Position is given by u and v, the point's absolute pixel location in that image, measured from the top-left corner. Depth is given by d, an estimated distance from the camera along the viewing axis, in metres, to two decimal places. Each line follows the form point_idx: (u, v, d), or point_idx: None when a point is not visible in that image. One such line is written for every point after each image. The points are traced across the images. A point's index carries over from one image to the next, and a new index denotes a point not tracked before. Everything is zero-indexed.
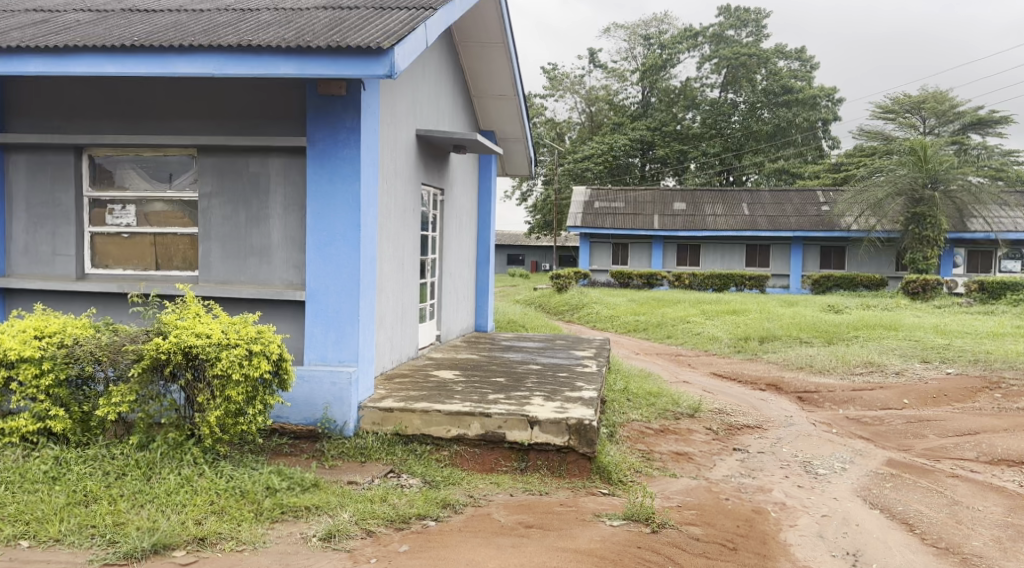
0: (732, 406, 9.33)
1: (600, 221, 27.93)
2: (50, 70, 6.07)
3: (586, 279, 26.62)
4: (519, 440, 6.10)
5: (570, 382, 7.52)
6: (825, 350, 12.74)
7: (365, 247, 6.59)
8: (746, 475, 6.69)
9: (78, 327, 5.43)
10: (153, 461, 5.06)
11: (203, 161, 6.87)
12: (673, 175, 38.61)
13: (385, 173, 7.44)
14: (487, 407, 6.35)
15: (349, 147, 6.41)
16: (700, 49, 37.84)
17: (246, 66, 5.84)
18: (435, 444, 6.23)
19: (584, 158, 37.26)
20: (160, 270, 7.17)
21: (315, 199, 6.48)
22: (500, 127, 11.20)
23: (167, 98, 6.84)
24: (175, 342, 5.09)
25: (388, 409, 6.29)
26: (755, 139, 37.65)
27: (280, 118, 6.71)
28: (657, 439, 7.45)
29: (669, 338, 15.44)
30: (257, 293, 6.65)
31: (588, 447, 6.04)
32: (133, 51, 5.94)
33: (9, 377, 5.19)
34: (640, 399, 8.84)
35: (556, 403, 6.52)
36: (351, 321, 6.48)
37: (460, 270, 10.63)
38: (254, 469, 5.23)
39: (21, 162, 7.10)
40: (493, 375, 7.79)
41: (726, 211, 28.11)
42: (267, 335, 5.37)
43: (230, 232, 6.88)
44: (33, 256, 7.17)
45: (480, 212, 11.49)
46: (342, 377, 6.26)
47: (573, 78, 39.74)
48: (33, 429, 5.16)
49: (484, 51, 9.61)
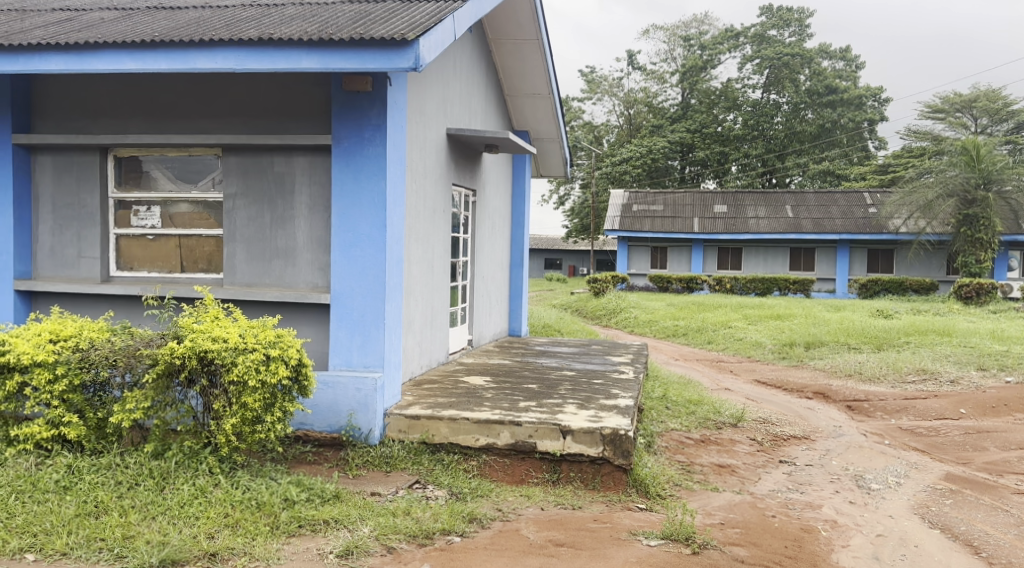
0: (777, 415, 8.91)
1: (639, 224, 27.48)
2: (70, 67, 5.93)
3: (624, 283, 26.18)
4: (552, 450, 5.81)
5: (606, 389, 7.19)
6: (874, 357, 12.22)
7: (391, 249, 6.34)
8: (794, 489, 6.29)
9: (94, 331, 5.27)
10: (168, 470, 4.85)
11: (228, 160, 6.70)
12: (714, 178, 37.94)
13: (413, 172, 7.20)
14: (518, 415, 6.06)
15: (375, 144, 6.17)
16: (741, 50, 37.21)
17: (267, 61, 5.63)
18: (463, 453, 5.96)
19: (623, 161, 36.81)
20: (185, 272, 7.01)
21: (340, 199, 6.24)
22: (534, 127, 10.93)
23: (191, 96, 6.68)
24: (190, 346, 4.89)
25: (414, 416, 6.05)
26: (798, 140, 36.87)
27: (305, 115, 6.50)
28: (697, 450, 7.09)
29: (710, 344, 14.99)
30: (282, 296, 6.44)
31: (624, 458, 5.71)
32: (153, 47, 5.77)
33: (23, 382, 5.02)
34: (680, 407, 8.48)
35: (590, 411, 6.20)
36: (377, 325, 6.24)
37: (493, 273, 10.36)
38: (273, 480, 5.00)
39: (48, 163, 6.99)
40: (526, 381, 7.50)
41: (769, 213, 27.48)
42: (286, 339, 5.15)
43: (255, 232, 6.68)
44: (59, 258, 7.05)
45: (515, 214, 11.22)
46: (367, 383, 6.01)
47: (611, 80, 39.35)
48: (48, 436, 5.00)
49: (518, 48, 9.35)
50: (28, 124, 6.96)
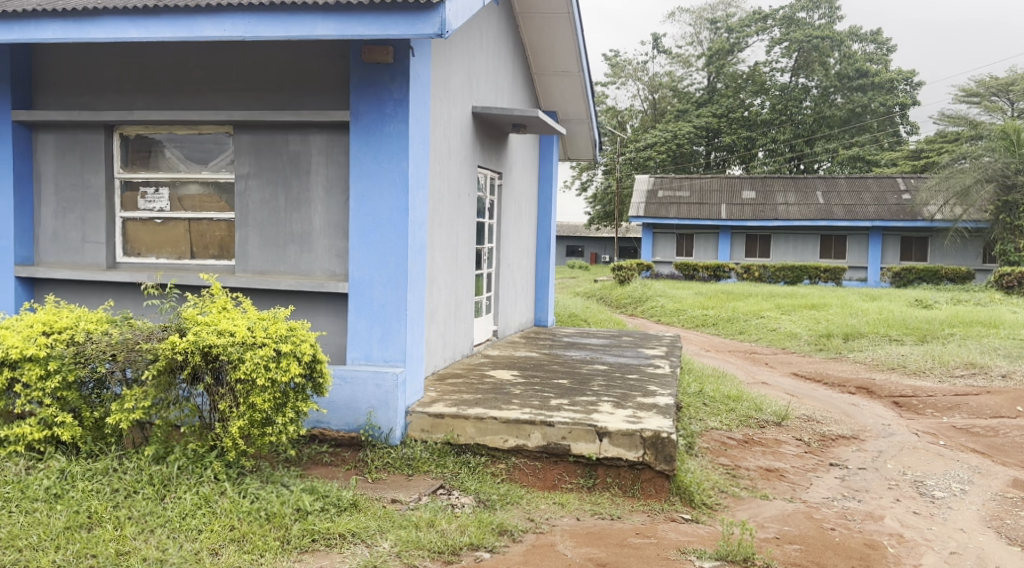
0: (821, 413, 8.36)
1: (664, 210, 26.86)
2: (68, 35, 5.49)
3: (649, 271, 25.61)
4: (587, 454, 5.33)
5: (642, 385, 6.68)
6: (919, 349, 11.63)
7: (414, 234, 5.87)
8: (850, 497, 5.76)
9: (92, 322, 4.85)
10: (169, 477, 4.42)
11: (240, 139, 6.25)
12: (740, 163, 36.92)
13: (437, 153, 6.72)
14: (550, 414, 5.59)
15: (396, 121, 5.69)
16: (770, 32, 36.33)
17: (280, 28, 5.16)
18: (491, 456, 5.51)
19: (647, 146, 36.12)
20: (194, 259, 6.59)
21: (358, 180, 5.77)
22: (563, 106, 10.42)
23: (200, 69, 6.23)
24: (193, 341, 4.45)
25: (438, 415, 5.60)
26: (827, 125, 35.99)
27: (321, 89, 6.03)
28: (741, 452, 6.57)
29: (742, 335, 14.44)
30: (297, 285, 5.99)
31: (666, 464, 5.21)
32: (156, 13, 5.31)
33: (14, 378, 4.60)
34: (719, 403, 7.97)
35: (628, 411, 5.71)
36: (399, 316, 5.79)
37: (519, 260, 9.89)
38: (285, 487, 4.56)
39: (50, 141, 6.58)
40: (555, 376, 7.02)
41: (800, 199, 26.74)
42: (299, 333, 4.71)
43: (268, 217, 6.24)
44: (62, 243, 6.65)
45: (541, 198, 10.74)
46: (388, 379, 5.58)
47: (635, 64, 38.64)
48: (40, 438, 4.58)
49: (547, 23, 8.84)
50: (29, 100, 6.54)
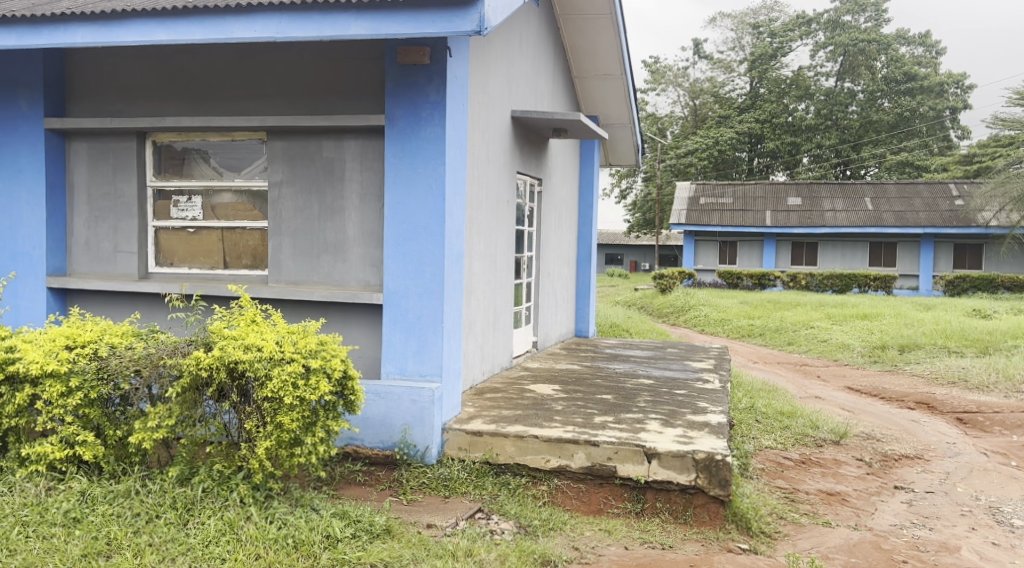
0: (880, 430, 7.91)
1: (706, 218, 26.33)
2: (97, 39, 5.32)
3: (691, 279, 25.09)
4: (635, 476, 4.99)
5: (691, 402, 6.31)
6: (981, 362, 11.06)
7: (451, 243, 5.59)
8: (920, 525, 5.33)
9: (117, 336, 4.65)
10: (194, 500, 4.19)
11: (273, 145, 6.03)
12: (784, 170, 36.17)
13: (475, 159, 6.45)
14: (594, 433, 5.26)
15: (433, 125, 5.43)
16: (814, 36, 35.60)
17: (311, 28, 4.94)
18: (532, 477, 5.21)
19: (688, 153, 35.60)
20: (227, 269, 6.40)
21: (393, 187, 5.52)
22: (605, 111, 10.11)
23: (233, 73, 6.05)
24: (218, 357, 4.22)
25: (476, 432, 5.32)
26: (874, 130, 35.16)
27: (356, 93, 5.81)
28: (799, 474, 6.17)
29: (791, 345, 13.94)
30: (330, 296, 5.76)
31: (721, 489, 4.84)
32: (186, 14, 5.13)
33: (35, 394, 4.42)
34: (772, 420, 7.57)
35: (678, 430, 5.36)
36: (435, 329, 5.51)
37: (559, 269, 9.58)
38: (315, 511, 4.30)
39: (83, 150, 6.45)
40: (599, 391, 6.69)
41: (848, 206, 25.99)
42: (330, 347, 4.47)
43: (302, 225, 6.01)
44: (94, 253, 6.50)
45: (582, 206, 10.43)
46: (424, 395, 5.31)
47: (676, 70, 38.16)
48: (62, 457, 4.38)
49: (589, 24, 8.56)
50: (61, 107, 6.40)
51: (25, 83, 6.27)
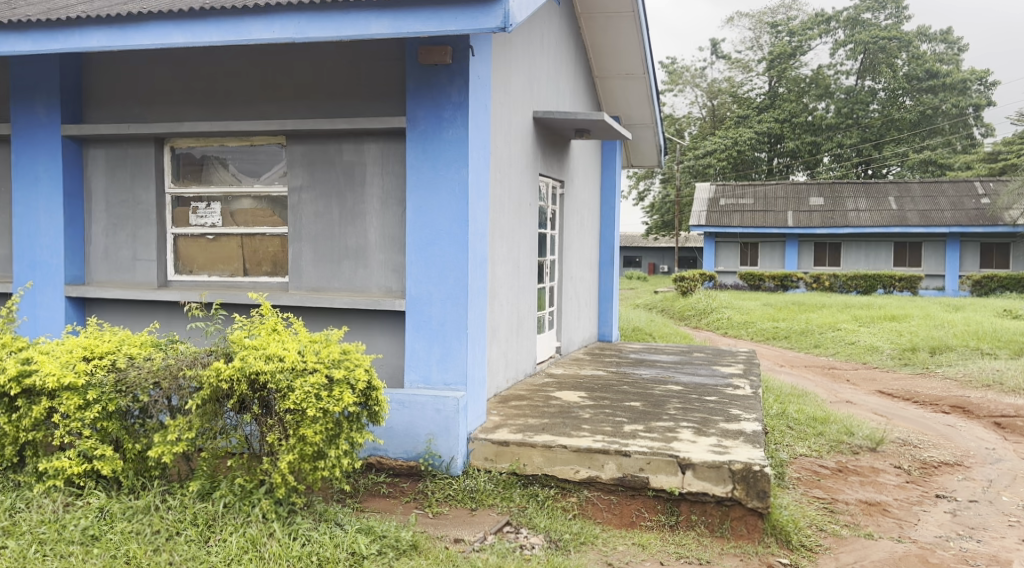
0: (916, 436, 7.68)
1: (727, 219, 26.07)
2: (112, 43, 5.22)
3: (712, 282, 24.83)
4: (668, 488, 4.81)
5: (723, 409, 6.12)
6: (1016, 364, 10.78)
7: (475, 247, 5.45)
8: (967, 537, 5.12)
9: (135, 346, 4.53)
10: (215, 516, 4.06)
11: (293, 150, 5.91)
12: (804, 170, 35.77)
13: (497, 161, 6.30)
14: (625, 443, 5.09)
15: (455, 127, 5.28)
16: (833, 35, 35.28)
17: (331, 28, 4.81)
18: (561, 488, 5.04)
19: (707, 154, 35.29)
20: (247, 276, 6.29)
21: (415, 190, 5.38)
22: (627, 111, 9.94)
23: (251, 77, 5.93)
24: (239, 367, 4.08)
25: (503, 442, 5.16)
26: (896, 128, 34.73)
27: (377, 95, 5.68)
28: (837, 484, 5.97)
29: (817, 348, 13.70)
30: (351, 303, 5.62)
31: (759, 501, 4.66)
32: (203, 16, 5.02)
33: (52, 407, 4.30)
34: (805, 427, 7.36)
35: (712, 439, 5.17)
36: (459, 336, 5.36)
37: (582, 273, 9.42)
38: (339, 527, 4.16)
39: (100, 156, 6.36)
40: (628, 398, 6.51)
41: (871, 205, 25.63)
42: (353, 356, 4.34)
43: (322, 231, 5.88)
44: (113, 261, 6.41)
45: (604, 207, 10.26)
46: (448, 404, 5.16)
47: (693, 70, 37.90)
48: (80, 472, 4.26)
49: (610, 23, 8.39)
50: (78, 114, 6.32)
51: (42, 89, 6.18)
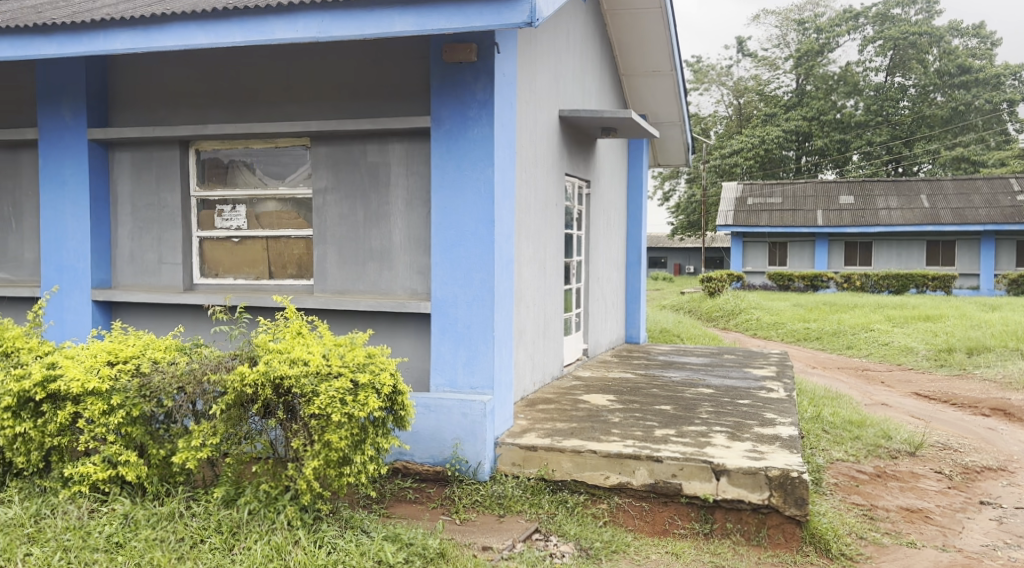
0: (957, 440, 7.46)
1: (755, 219, 25.77)
2: (136, 45, 5.19)
3: (740, 282, 24.54)
4: (702, 495, 4.68)
5: (757, 413, 5.96)
6: None
7: (501, 248, 5.34)
8: (1015, 546, 4.92)
9: (160, 350, 4.49)
10: (239, 523, 4.00)
11: (317, 151, 5.85)
12: (833, 168, 35.28)
13: (523, 161, 6.20)
14: (657, 448, 4.96)
15: (480, 125, 5.19)
16: (862, 31, 34.82)
17: (355, 26, 4.74)
18: (591, 494, 4.92)
19: (734, 152, 34.91)
20: (273, 278, 6.24)
21: (440, 191, 5.29)
22: (653, 109, 9.80)
23: (275, 78, 5.88)
24: (263, 372, 4.01)
25: (531, 447, 5.05)
26: (927, 125, 34.13)
27: (402, 95, 5.60)
28: (876, 490, 5.79)
29: (850, 349, 13.43)
30: (376, 305, 5.54)
31: (797, 508, 4.51)
32: (226, 16, 4.97)
33: (77, 412, 4.26)
34: (841, 430, 7.18)
35: (747, 445, 5.03)
36: (485, 338, 5.26)
37: (609, 274, 9.28)
38: (365, 534, 4.07)
39: (126, 160, 6.35)
40: (658, 401, 6.38)
41: (903, 203, 25.19)
42: (378, 360, 4.25)
43: (347, 233, 5.81)
44: (139, 265, 6.39)
45: (630, 207, 10.12)
46: (475, 408, 5.07)
47: (719, 68, 37.58)
48: (105, 477, 4.22)
49: (637, 19, 8.26)
50: (104, 117, 6.31)
51: (69, 93, 6.18)
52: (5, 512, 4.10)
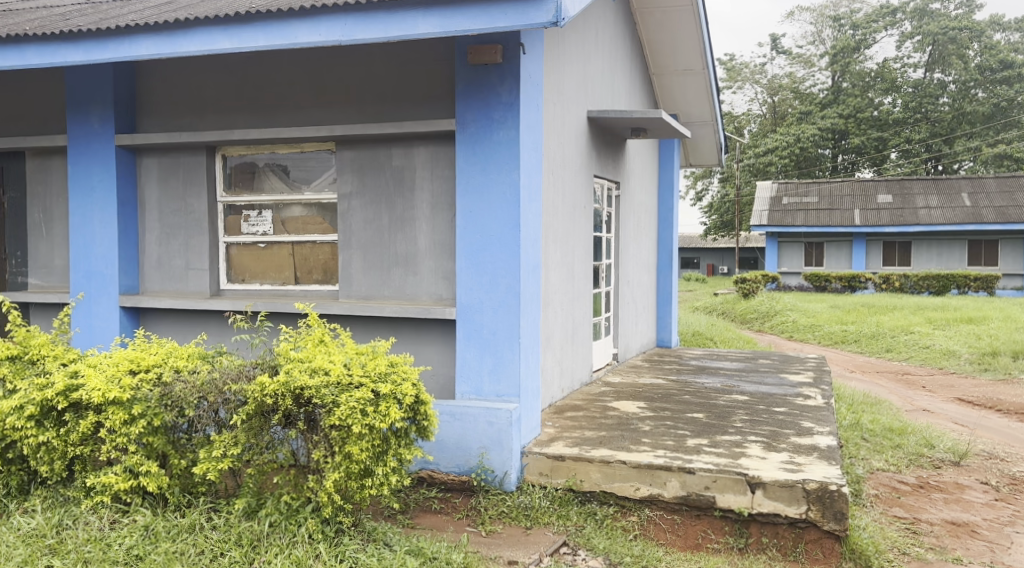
0: (1003, 448, 7.19)
1: (790, 218, 25.35)
2: (161, 51, 5.15)
3: (775, 283, 24.16)
4: (737, 508, 4.52)
5: (794, 422, 5.77)
6: None
7: (527, 253, 5.22)
8: None
9: (182, 359, 4.43)
10: (260, 536, 3.92)
11: (342, 155, 5.78)
12: (871, 166, 34.61)
13: (551, 163, 6.08)
14: (689, 458, 4.80)
15: (506, 128, 5.07)
16: (900, 26, 34.14)
17: (378, 29, 4.65)
18: (620, 506, 4.78)
19: (769, 151, 34.45)
20: (298, 284, 6.18)
21: (465, 194, 5.19)
22: (685, 108, 9.62)
23: (299, 83, 5.82)
24: (284, 382, 3.93)
25: (559, 457, 4.92)
26: (968, 122, 33.34)
27: (427, 98, 5.51)
28: (919, 502, 5.57)
29: (889, 353, 13.10)
30: (401, 311, 5.45)
31: (836, 523, 4.34)
32: (249, 20, 4.91)
33: (99, 422, 4.22)
34: (881, 439, 6.95)
35: (783, 455, 4.85)
36: (511, 345, 5.14)
37: (639, 276, 9.12)
38: (388, 548, 3.99)
39: (153, 165, 6.33)
40: (691, 408, 6.21)
41: (943, 202, 24.61)
42: (400, 369, 4.16)
43: (372, 238, 5.73)
44: (166, 271, 6.37)
45: (661, 209, 9.94)
46: (501, 416, 4.95)
47: (753, 66, 37.10)
48: (126, 488, 4.17)
49: (668, 17, 8.10)
50: (132, 123, 6.30)
51: (97, 99, 6.17)
52: (27, 523, 4.06)
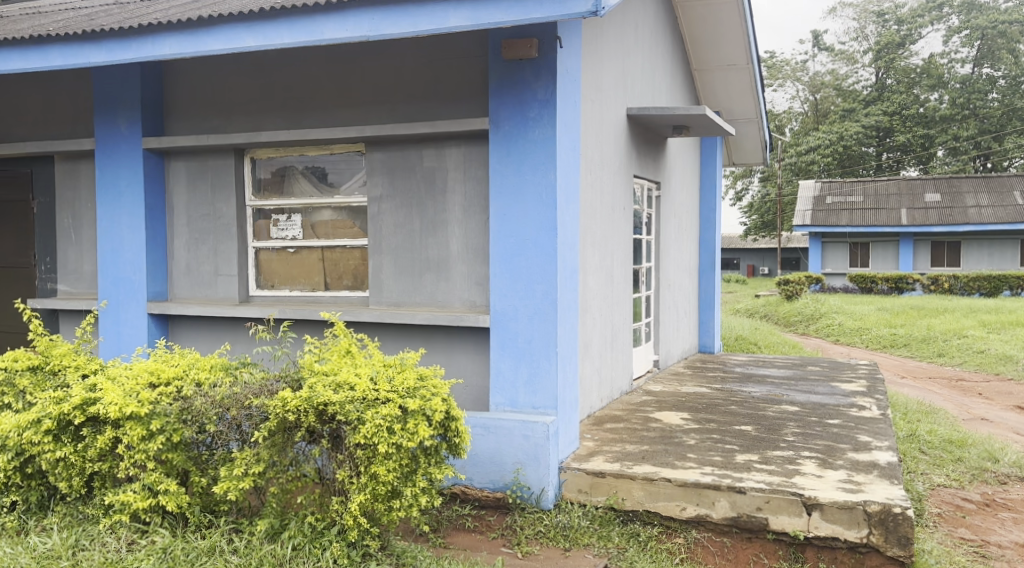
0: None
1: (834, 218, 24.74)
2: (184, 49, 4.98)
3: (819, 284, 23.56)
4: (792, 531, 4.20)
5: (850, 435, 5.42)
6: None
7: (564, 257, 4.96)
8: None
9: (204, 370, 4.25)
10: (283, 560, 3.70)
11: (372, 157, 5.55)
12: (916, 165, 33.54)
13: (589, 162, 5.80)
14: (739, 476, 4.49)
15: (542, 126, 4.81)
16: (947, 21, 33.28)
17: (407, 22, 4.42)
18: (665, 527, 4.48)
19: (811, 150, 33.72)
20: (328, 290, 5.98)
21: (499, 196, 4.94)
22: (729, 105, 9.27)
23: (328, 82, 5.62)
24: (306, 397, 3.72)
25: (599, 473, 4.63)
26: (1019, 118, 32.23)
27: (460, 95, 5.27)
28: (986, 522, 5.20)
29: (941, 357, 12.59)
30: (432, 318, 5.22)
31: (901, 549, 4.01)
32: (274, 16, 4.71)
33: (117, 437, 4.03)
34: (940, 451, 6.56)
35: (840, 473, 4.53)
36: (548, 354, 4.87)
37: (681, 280, 8.80)
38: None
39: (181, 169, 6.18)
40: (738, 420, 5.89)
41: (994, 201, 23.80)
42: (430, 383, 3.92)
43: (402, 242, 5.50)
44: (195, 277, 6.22)
45: (703, 209, 9.60)
46: (537, 430, 4.69)
47: (794, 63, 36.40)
48: (145, 507, 3.98)
49: (711, 9, 7.78)
50: (160, 125, 6.15)
51: (124, 101, 6.03)
52: (43, 543, 3.89)
